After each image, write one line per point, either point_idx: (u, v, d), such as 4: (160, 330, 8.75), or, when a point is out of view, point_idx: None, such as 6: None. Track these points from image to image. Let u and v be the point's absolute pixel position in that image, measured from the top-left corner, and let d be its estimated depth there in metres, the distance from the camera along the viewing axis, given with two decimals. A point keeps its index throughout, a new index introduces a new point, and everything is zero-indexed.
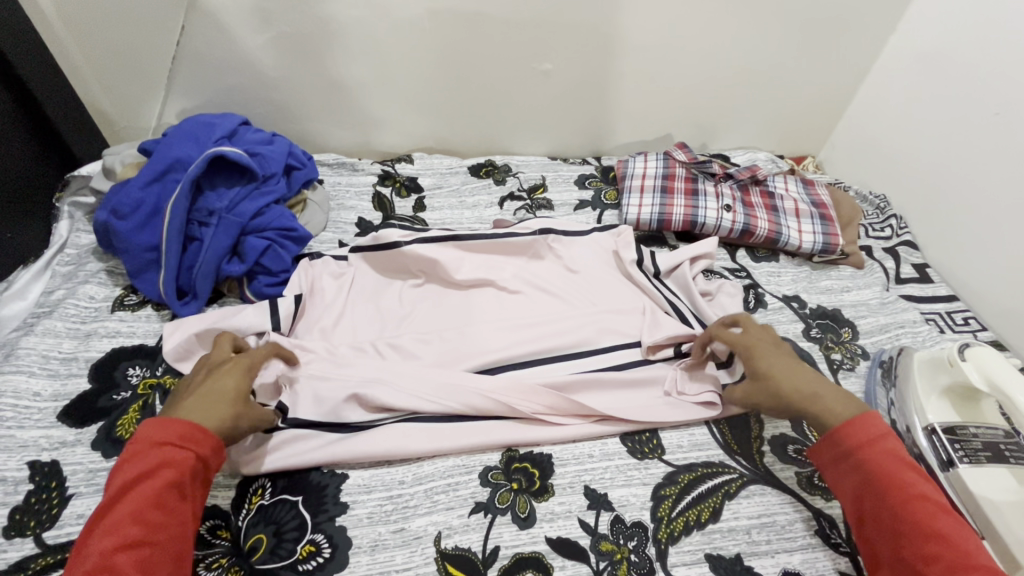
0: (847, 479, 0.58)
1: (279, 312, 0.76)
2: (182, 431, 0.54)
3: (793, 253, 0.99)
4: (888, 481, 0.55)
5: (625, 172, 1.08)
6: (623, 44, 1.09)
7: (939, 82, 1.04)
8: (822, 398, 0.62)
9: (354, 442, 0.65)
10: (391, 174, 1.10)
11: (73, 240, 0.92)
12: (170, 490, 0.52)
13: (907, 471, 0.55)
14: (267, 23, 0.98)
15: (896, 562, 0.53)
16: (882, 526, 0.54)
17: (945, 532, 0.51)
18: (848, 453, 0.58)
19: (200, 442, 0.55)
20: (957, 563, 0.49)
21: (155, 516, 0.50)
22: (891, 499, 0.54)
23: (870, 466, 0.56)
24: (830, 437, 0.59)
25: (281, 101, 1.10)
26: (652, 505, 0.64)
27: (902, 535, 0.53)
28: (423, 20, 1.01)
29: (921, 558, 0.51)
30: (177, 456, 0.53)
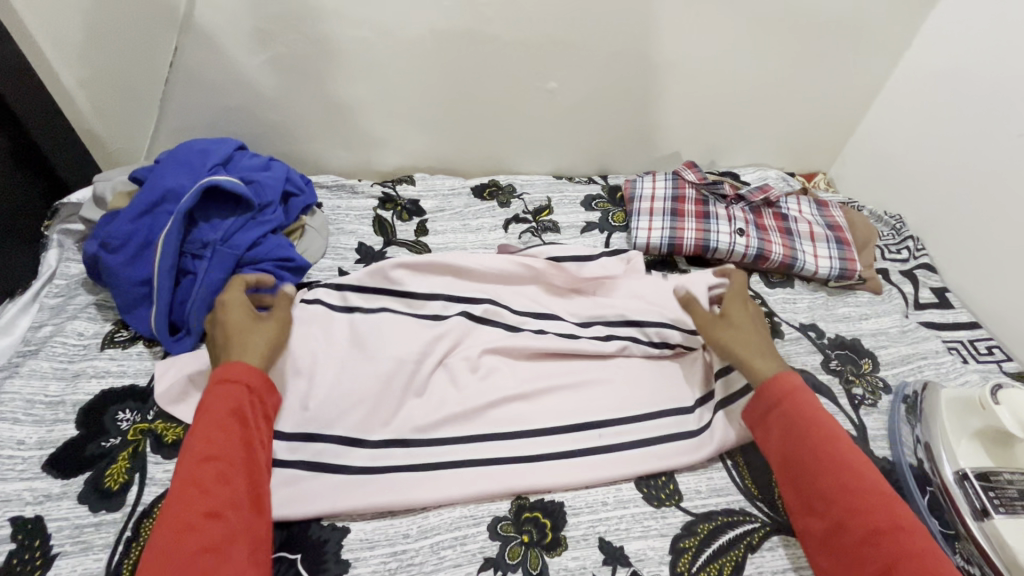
0: (771, 428, 0.63)
1: None
2: (240, 369, 0.62)
3: (808, 278, 0.96)
4: (805, 423, 0.61)
5: (633, 193, 1.05)
6: (631, 62, 1.06)
7: (956, 100, 1.02)
8: (756, 357, 0.69)
9: (357, 494, 0.62)
10: (391, 196, 1.07)
11: (62, 271, 0.89)
12: (232, 416, 0.58)
13: (819, 413, 0.62)
14: (264, 44, 0.95)
15: (813, 494, 0.58)
16: (799, 463, 0.60)
17: (850, 463, 0.58)
18: (773, 401, 0.64)
19: (250, 375, 0.62)
20: (862, 490, 0.56)
21: (223, 437, 0.56)
22: (809, 441, 0.60)
23: (791, 412, 0.62)
24: (759, 387, 0.66)
25: (278, 122, 1.06)
26: (670, 559, 0.61)
27: (815, 470, 0.58)
28: (425, 39, 0.98)
29: (833, 489, 0.57)
30: (235, 391, 0.60)
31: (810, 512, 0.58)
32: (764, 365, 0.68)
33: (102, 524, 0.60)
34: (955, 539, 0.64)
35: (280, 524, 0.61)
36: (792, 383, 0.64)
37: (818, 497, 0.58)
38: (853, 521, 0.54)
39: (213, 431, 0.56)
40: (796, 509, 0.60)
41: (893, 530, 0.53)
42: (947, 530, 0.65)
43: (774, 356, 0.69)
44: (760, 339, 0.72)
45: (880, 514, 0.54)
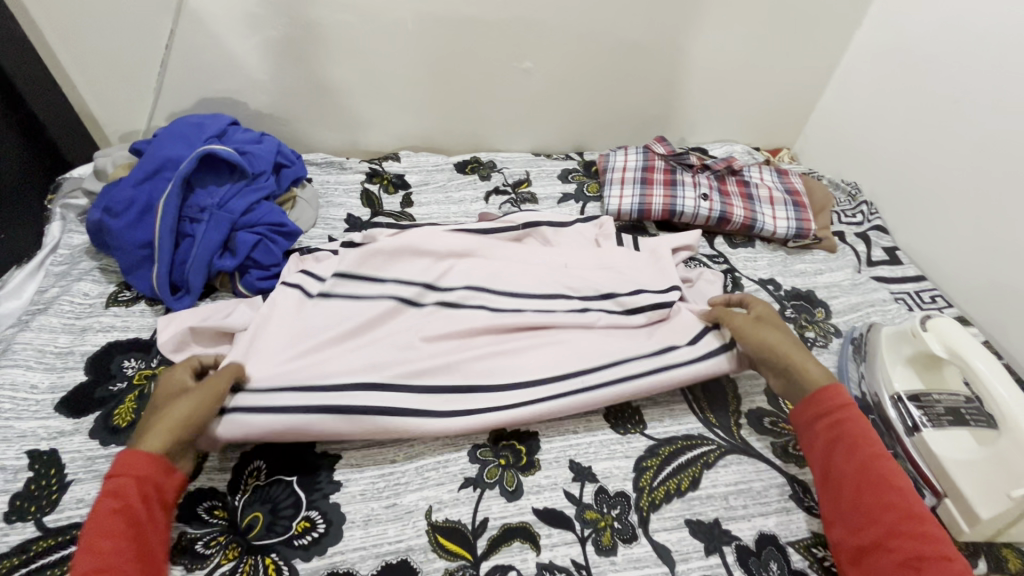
0: (817, 439, 0.64)
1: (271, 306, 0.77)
2: (128, 459, 0.55)
3: (769, 239, 1.03)
4: (857, 440, 0.61)
5: (606, 165, 1.12)
6: (602, 42, 1.13)
7: (904, 74, 1.09)
8: (808, 361, 0.68)
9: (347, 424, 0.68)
10: (378, 172, 1.13)
11: (66, 240, 0.93)
12: (117, 517, 0.52)
13: (875, 433, 0.62)
14: (255, 27, 1.01)
15: (854, 511, 0.58)
16: (844, 479, 0.60)
17: (901, 487, 0.58)
18: (824, 411, 0.64)
19: (139, 465, 0.55)
20: (910, 513, 0.56)
21: (105, 539, 0.51)
22: (857, 458, 0.60)
23: (842, 426, 0.63)
24: (812, 399, 0.66)
25: (269, 102, 1.12)
26: (634, 476, 0.67)
27: (861, 488, 0.59)
28: (407, 23, 1.04)
29: (877, 506, 0.57)
30: (124, 484, 0.54)
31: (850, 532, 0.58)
32: (815, 370, 0.68)
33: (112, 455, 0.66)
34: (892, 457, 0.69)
35: (277, 452, 0.67)
36: (847, 397, 0.64)
37: (859, 515, 0.58)
38: (894, 543, 0.54)
39: (94, 532, 0.51)
40: (835, 527, 0.60)
41: (936, 561, 0.52)
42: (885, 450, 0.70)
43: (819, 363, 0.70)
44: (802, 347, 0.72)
45: (927, 543, 0.53)
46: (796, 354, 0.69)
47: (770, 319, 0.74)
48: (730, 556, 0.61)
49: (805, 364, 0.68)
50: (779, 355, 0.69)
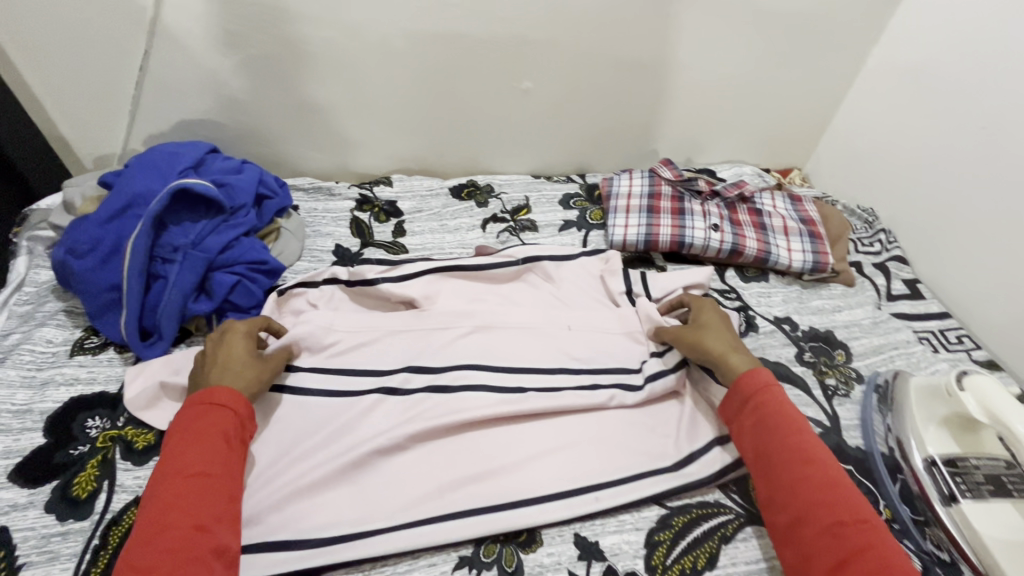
0: (745, 420, 0.64)
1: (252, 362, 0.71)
2: (230, 396, 0.60)
3: (783, 272, 0.97)
4: (775, 419, 0.61)
5: (610, 191, 1.06)
6: (605, 60, 1.07)
7: (924, 95, 1.04)
8: (730, 352, 0.70)
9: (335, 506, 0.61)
10: (369, 198, 1.07)
11: (31, 277, 0.87)
12: (219, 442, 0.57)
13: (792, 410, 0.62)
14: (236, 46, 0.94)
15: (781, 488, 0.58)
16: (770, 456, 0.60)
17: (816, 461, 0.58)
18: (748, 395, 0.64)
19: (238, 403, 0.60)
20: (827, 484, 0.56)
21: (204, 463, 0.55)
22: (780, 435, 0.60)
23: (762, 408, 0.63)
24: (734, 386, 0.66)
25: (253, 124, 1.06)
26: (645, 553, 0.61)
27: (785, 464, 0.58)
28: (399, 41, 0.98)
29: (797, 480, 0.57)
30: (220, 415, 0.59)
31: (776, 509, 0.57)
32: (739, 359, 0.69)
33: (69, 533, 0.59)
34: (925, 525, 0.64)
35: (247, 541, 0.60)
36: (766, 378, 0.64)
37: (785, 491, 0.57)
38: (816, 513, 0.54)
39: (194, 456, 0.55)
40: (764, 506, 0.59)
41: (852, 529, 0.52)
42: (916, 516, 0.65)
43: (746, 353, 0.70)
44: (733, 340, 0.73)
45: (842, 509, 0.54)
46: (721, 347, 0.70)
47: (705, 316, 0.76)
48: None
49: (727, 355, 0.69)
50: (702, 350, 0.71)
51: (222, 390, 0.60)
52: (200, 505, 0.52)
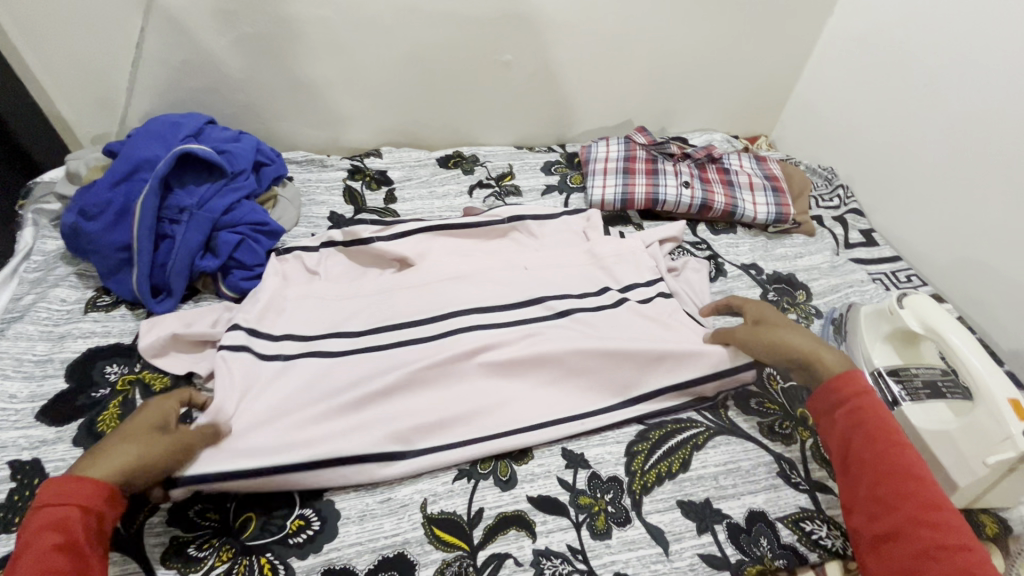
0: (835, 423, 0.62)
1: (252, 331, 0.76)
2: (74, 488, 0.51)
3: (749, 225, 1.04)
4: (875, 427, 0.59)
5: (589, 156, 1.13)
6: (581, 33, 1.13)
7: (875, 60, 1.12)
8: (823, 351, 0.67)
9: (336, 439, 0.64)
10: (360, 168, 1.13)
11: (38, 246, 0.91)
12: (59, 552, 0.48)
13: (892, 419, 0.60)
14: (229, 23, 0.99)
15: (871, 498, 0.56)
16: (863, 465, 0.58)
17: (917, 476, 0.55)
18: (841, 399, 0.62)
19: (87, 494, 0.51)
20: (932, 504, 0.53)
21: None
22: (879, 445, 0.58)
23: (861, 412, 0.60)
24: (826, 387, 0.63)
25: (246, 101, 1.10)
26: (626, 461, 0.68)
27: (880, 477, 0.56)
28: (384, 17, 1.03)
29: (898, 494, 0.55)
30: (60, 514, 0.49)
31: (869, 519, 0.56)
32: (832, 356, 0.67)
33: None
34: None
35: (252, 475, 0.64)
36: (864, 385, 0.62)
37: (876, 502, 0.56)
38: (918, 532, 0.52)
39: (32, 532, 0.48)
40: (855, 514, 0.58)
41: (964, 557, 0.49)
42: None
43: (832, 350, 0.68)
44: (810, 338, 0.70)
45: (949, 534, 0.51)
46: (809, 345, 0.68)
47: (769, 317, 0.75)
48: (722, 533, 0.62)
49: (819, 354, 0.67)
50: (793, 350, 0.68)
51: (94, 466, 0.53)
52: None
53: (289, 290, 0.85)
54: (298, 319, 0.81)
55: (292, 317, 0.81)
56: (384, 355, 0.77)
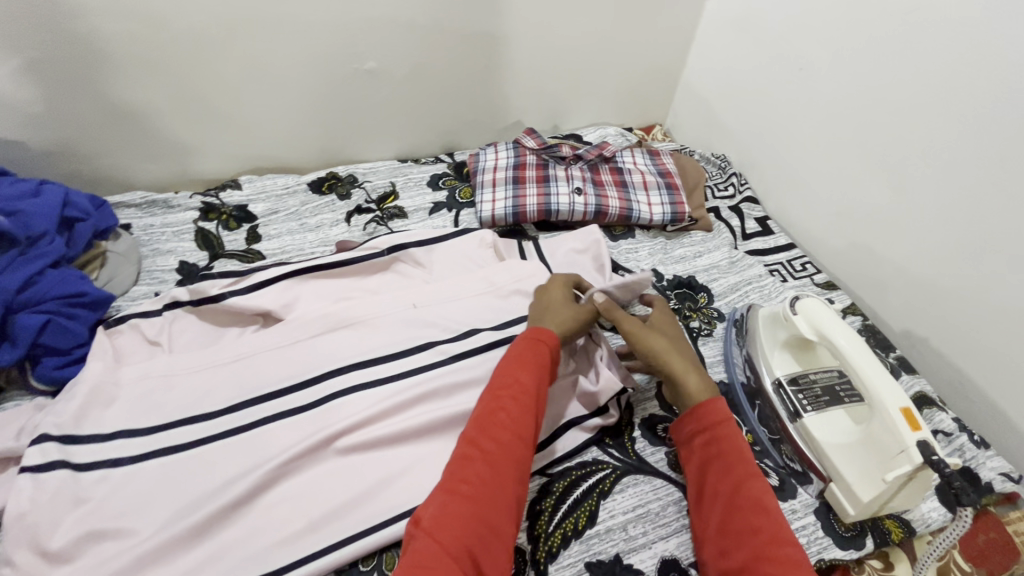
0: (698, 454, 0.62)
1: (74, 440, 0.63)
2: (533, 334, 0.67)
3: (647, 226, 1.00)
4: (733, 458, 0.59)
5: (477, 167, 1.04)
6: (450, 31, 1.02)
7: (754, 44, 1.10)
8: (689, 374, 0.66)
9: (191, 563, 0.56)
10: (215, 205, 0.98)
11: None
12: (530, 376, 0.64)
13: (747, 451, 0.59)
14: (7, 48, 0.80)
15: (723, 535, 0.55)
16: (718, 499, 0.57)
17: (772, 510, 0.54)
18: (706, 428, 0.62)
19: (543, 334, 0.67)
20: (777, 537, 0.52)
21: (510, 421, 0.60)
22: (734, 476, 0.57)
23: (719, 443, 0.60)
24: (694, 411, 0.63)
25: (57, 138, 0.91)
26: (528, 525, 0.61)
27: (732, 511, 0.55)
28: (212, 29, 0.88)
29: (747, 530, 0.53)
30: (537, 348, 0.66)
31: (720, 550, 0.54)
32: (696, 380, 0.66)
33: None
34: (780, 442, 0.70)
35: None
36: (722, 411, 0.62)
37: (727, 539, 0.54)
38: (761, 566, 0.50)
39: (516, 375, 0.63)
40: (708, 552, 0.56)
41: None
42: (772, 436, 0.71)
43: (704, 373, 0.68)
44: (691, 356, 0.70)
45: (786, 565, 0.50)
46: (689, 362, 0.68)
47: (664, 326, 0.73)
48: None
49: (687, 371, 0.67)
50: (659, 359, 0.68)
51: (549, 335, 0.68)
52: (508, 455, 0.57)
53: (121, 373, 0.70)
54: (133, 411, 0.67)
55: (124, 410, 0.67)
56: (243, 440, 0.66)
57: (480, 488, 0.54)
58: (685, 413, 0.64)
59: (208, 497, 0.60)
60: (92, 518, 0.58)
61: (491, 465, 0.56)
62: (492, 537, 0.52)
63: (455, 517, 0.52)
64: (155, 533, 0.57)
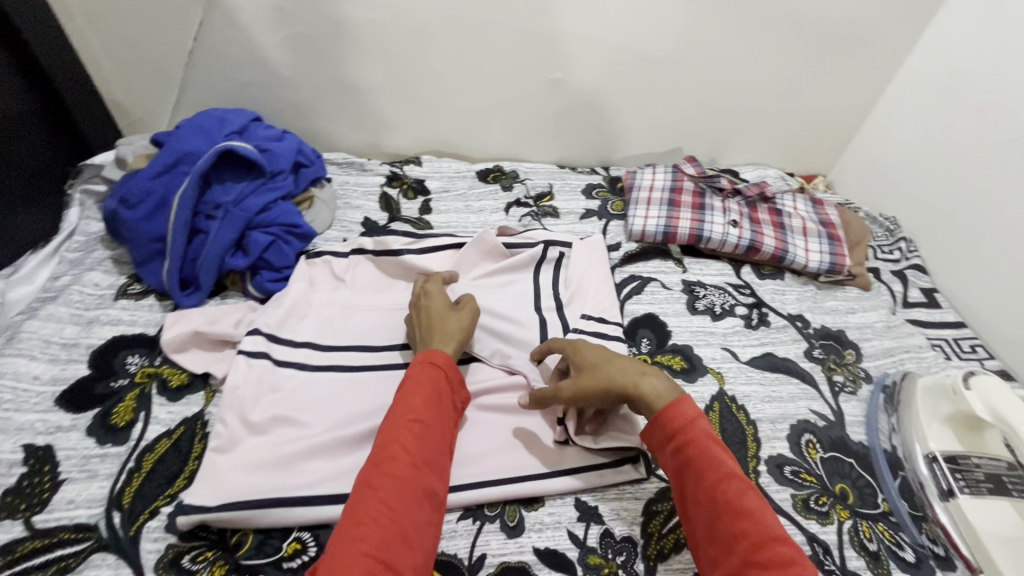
0: (668, 460, 0.58)
1: (276, 340, 0.75)
2: (426, 356, 0.64)
3: (799, 272, 0.98)
4: (703, 465, 0.54)
5: (633, 183, 1.08)
6: (636, 53, 1.08)
7: (955, 107, 1.03)
8: (642, 380, 0.61)
9: (351, 463, 0.65)
10: (399, 175, 1.11)
11: (82, 227, 0.93)
12: (429, 400, 0.60)
13: (718, 448, 0.56)
14: (283, 22, 0.99)
15: (711, 543, 0.52)
16: (700, 507, 0.54)
17: (753, 513, 0.51)
18: (669, 435, 0.57)
19: (434, 355, 0.65)
20: (763, 542, 0.49)
21: (410, 450, 0.56)
22: (708, 482, 0.54)
23: (689, 450, 0.56)
24: (655, 424, 0.58)
25: (292, 98, 1.10)
26: (642, 521, 0.64)
27: (716, 519, 0.52)
28: (434, 25, 1.01)
29: (731, 537, 0.51)
30: (426, 370, 0.63)
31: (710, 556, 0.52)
32: (653, 382, 0.61)
33: (107, 455, 0.64)
34: (922, 520, 0.66)
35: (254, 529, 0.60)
36: (688, 413, 0.58)
37: (716, 546, 0.52)
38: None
39: (410, 402, 0.60)
40: (702, 557, 0.53)
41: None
42: (914, 511, 0.67)
43: (657, 372, 0.63)
44: (635, 360, 0.65)
45: (780, 573, 0.47)
46: (636, 368, 0.63)
47: (587, 353, 0.67)
48: None
49: (638, 383, 0.61)
50: (610, 391, 0.62)
51: (441, 356, 0.65)
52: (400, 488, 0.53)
53: (315, 297, 0.83)
54: (319, 330, 0.79)
55: (314, 327, 0.79)
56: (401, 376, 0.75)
57: (375, 521, 0.50)
58: (649, 424, 0.59)
59: (372, 415, 0.70)
60: (283, 406, 0.69)
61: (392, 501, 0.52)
62: (408, 550, 0.51)
63: (351, 558, 0.48)
64: (327, 431, 0.67)
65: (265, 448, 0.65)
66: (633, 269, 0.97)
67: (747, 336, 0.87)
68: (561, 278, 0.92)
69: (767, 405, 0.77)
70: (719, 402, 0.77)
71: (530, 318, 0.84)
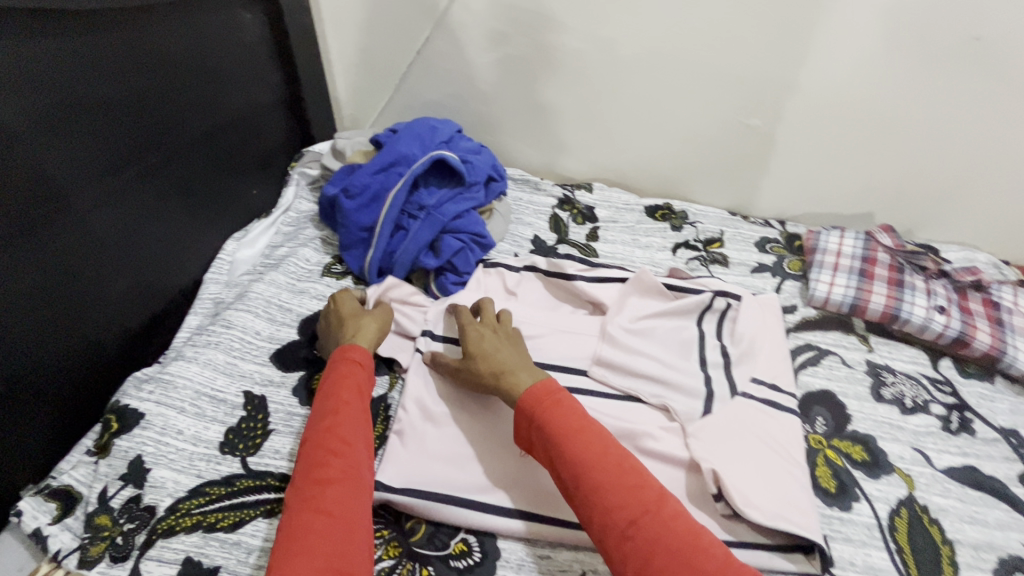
0: (532, 430, 0.62)
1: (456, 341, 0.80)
2: (343, 354, 0.70)
3: (1015, 378, 0.86)
4: (560, 429, 0.60)
5: (816, 245, 1.01)
6: (847, 109, 1.01)
7: None
8: (511, 375, 0.67)
9: (518, 478, 0.67)
10: (570, 199, 1.14)
11: (296, 206, 1.05)
12: (354, 397, 0.65)
13: (571, 413, 0.62)
14: (499, 44, 1.05)
15: (585, 500, 0.56)
16: (569, 469, 0.58)
17: (618, 461, 0.58)
18: (531, 410, 0.62)
19: (350, 353, 0.70)
20: (632, 486, 0.55)
21: (341, 443, 0.60)
22: (572, 444, 0.58)
23: (548, 417, 0.61)
24: (519, 406, 0.64)
25: (486, 112, 1.16)
26: None
27: (588, 475, 0.56)
28: (640, 60, 1.03)
29: (602, 487, 0.56)
30: (350, 370, 0.68)
31: (590, 523, 0.55)
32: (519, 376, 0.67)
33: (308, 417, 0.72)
34: None
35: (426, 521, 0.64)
36: (541, 389, 0.64)
37: (590, 501, 0.56)
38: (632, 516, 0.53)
39: (333, 400, 0.64)
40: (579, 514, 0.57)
41: (685, 549, 0.51)
42: None
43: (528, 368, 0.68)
44: (510, 352, 0.70)
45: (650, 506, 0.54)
46: (501, 365, 0.68)
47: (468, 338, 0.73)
48: None
49: (508, 376, 0.67)
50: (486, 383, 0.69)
51: (358, 353, 0.70)
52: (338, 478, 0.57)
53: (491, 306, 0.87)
54: None
55: None
56: None
57: (326, 510, 0.54)
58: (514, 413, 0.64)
59: None
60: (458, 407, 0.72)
61: (333, 489, 0.55)
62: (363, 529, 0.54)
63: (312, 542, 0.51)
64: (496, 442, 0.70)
65: (441, 446, 0.69)
66: (809, 336, 0.90)
67: (946, 441, 0.77)
68: (727, 330, 0.86)
69: (969, 527, 0.68)
70: (908, 509, 0.69)
71: (694, 367, 0.81)
